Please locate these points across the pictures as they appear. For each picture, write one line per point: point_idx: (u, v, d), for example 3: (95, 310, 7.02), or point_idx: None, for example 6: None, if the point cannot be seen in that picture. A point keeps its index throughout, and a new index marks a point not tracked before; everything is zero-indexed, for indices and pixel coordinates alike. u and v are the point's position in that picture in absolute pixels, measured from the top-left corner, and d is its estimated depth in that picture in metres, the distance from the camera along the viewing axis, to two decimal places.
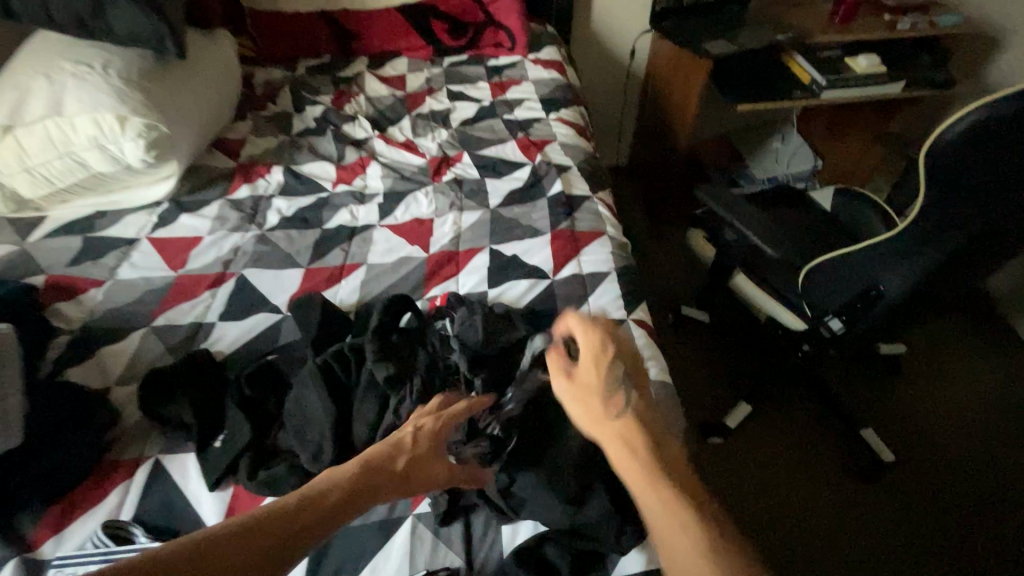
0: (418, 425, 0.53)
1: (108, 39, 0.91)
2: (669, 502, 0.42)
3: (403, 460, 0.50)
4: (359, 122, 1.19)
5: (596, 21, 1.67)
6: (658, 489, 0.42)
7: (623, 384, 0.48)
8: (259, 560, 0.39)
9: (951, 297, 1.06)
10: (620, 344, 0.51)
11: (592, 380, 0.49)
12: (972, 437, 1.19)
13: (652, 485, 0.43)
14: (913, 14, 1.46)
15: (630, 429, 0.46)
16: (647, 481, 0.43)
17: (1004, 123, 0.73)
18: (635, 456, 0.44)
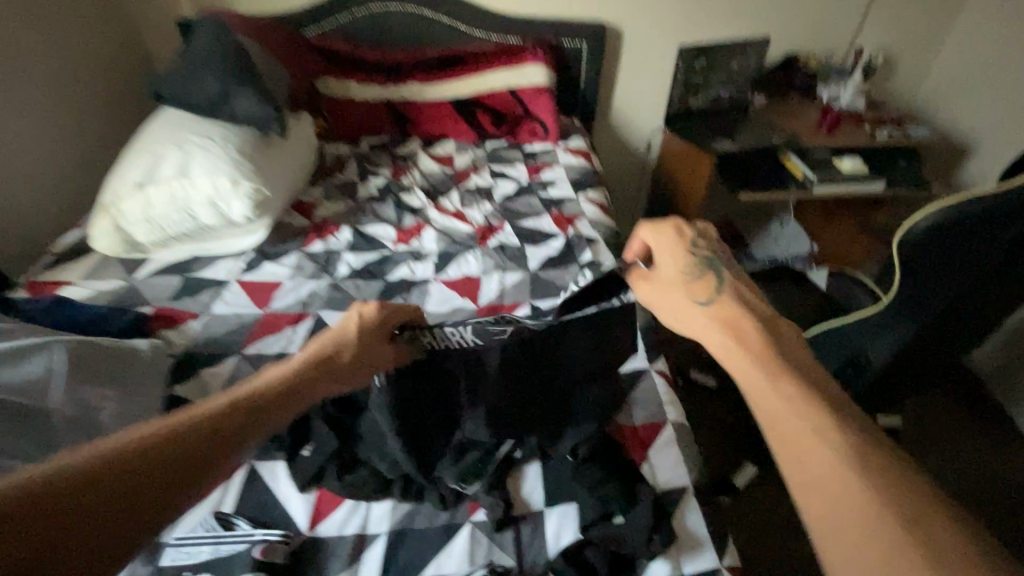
0: (361, 319, 0.62)
1: (228, 119, 1.13)
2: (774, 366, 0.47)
3: (344, 356, 0.59)
4: (415, 193, 1.39)
5: (615, 118, 1.95)
6: (765, 371, 0.47)
7: (703, 270, 0.60)
8: (245, 432, 0.48)
9: (935, 370, 1.19)
10: (694, 234, 0.64)
11: (672, 273, 0.61)
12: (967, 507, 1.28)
13: (761, 366, 0.47)
14: (890, 125, 1.70)
15: (727, 320, 0.53)
16: (752, 363, 0.48)
17: (959, 223, 0.88)
18: (736, 329, 0.52)
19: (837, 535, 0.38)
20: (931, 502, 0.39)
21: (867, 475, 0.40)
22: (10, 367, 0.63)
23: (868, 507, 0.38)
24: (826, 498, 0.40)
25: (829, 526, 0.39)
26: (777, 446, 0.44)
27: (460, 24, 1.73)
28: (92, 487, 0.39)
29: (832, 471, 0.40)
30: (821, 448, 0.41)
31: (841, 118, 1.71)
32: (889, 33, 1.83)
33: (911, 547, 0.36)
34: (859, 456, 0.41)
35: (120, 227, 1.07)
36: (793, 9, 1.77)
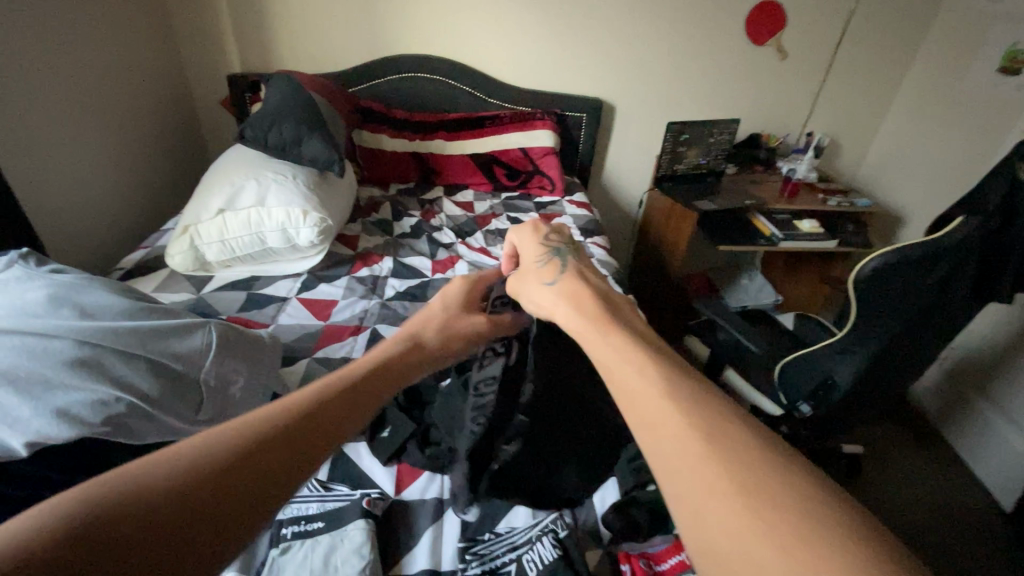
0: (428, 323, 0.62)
1: (296, 161, 1.31)
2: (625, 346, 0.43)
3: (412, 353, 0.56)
4: (444, 232, 1.57)
5: (609, 179, 2.25)
6: (627, 345, 0.43)
7: (554, 264, 0.67)
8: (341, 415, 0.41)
9: (888, 397, 1.42)
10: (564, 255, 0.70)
11: (546, 278, 0.63)
12: (917, 519, 1.49)
13: (614, 339, 0.45)
14: (839, 195, 2.02)
15: (584, 308, 0.52)
16: (613, 340, 0.45)
17: (900, 262, 1.09)
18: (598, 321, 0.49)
19: (681, 496, 0.32)
20: (784, 461, 0.33)
21: (717, 436, 0.33)
22: (175, 338, 0.71)
23: (712, 462, 0.32)
24: (673, 458, 0.33)
25: (679, 487, 0.32)
26: (626, 409, 0.38)
27: (479, 94, 2.00)
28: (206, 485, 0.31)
29: (679, 431, 0.34)
30: (672, 409, 0.36)
31: (799, 188, 2.02)
32: (832, 122, 2.22)
33: (747, 495, 0.30)
34: (708, 418, 0.35)
35: (195, 246, 1.19)
36: (754, 98, 2.13)
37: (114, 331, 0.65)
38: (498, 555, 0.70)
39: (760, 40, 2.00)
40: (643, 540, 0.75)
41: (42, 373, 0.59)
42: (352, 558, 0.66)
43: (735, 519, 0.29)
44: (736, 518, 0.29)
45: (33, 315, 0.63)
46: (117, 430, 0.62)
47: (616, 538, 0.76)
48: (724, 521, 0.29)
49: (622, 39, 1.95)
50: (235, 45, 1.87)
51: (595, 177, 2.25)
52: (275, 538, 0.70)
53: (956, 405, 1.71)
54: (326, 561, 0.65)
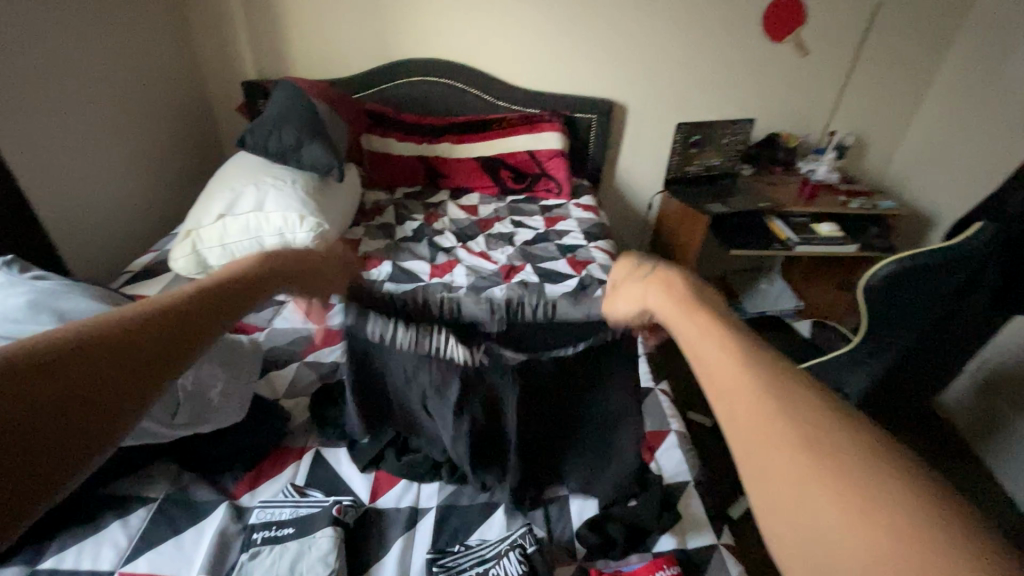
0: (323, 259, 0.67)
1: (297, 166, 1.33)
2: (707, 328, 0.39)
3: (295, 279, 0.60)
4: (446, 235, 1.58)
5: (620, 181, 2.21)
6: (710, 324, 0.39)
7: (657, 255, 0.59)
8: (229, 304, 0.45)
9: (908, 410, 1.34)
10: None
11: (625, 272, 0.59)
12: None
13: (699, 320, 0.41)
14: (861, 197, 1.93)
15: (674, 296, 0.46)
16: (694, 317, 0.41)
17: (913, 272, 1.02)
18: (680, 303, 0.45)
19: (766, 485, 0.30)
20: (881, 453, 0.30)
21: (811, 424, 0.31)
22: None
23: (803, 452, 0.30)
24: (758, 438, 0.31)
25: (762, 479, 0.31)
26: (708, 388, 0.36)
27: (487, 96, 1.99)
28: (65, 362, 0.32)
29: (763, 421, 0.32)
30: (754, 393, 0.33)
31: (819, 189, 1.94)
32: (856, 120, 2.12)
33: (841, 484, 0.28)
34: (800, 409, 0.32)
35: (197, 250, 1.22)
36: (773, 96, 2.06)
37: None
38: (465, 568, 0.69)
39: (779, 36, 1.93)
40: (618, 558, 0.73)
41: None
42: (318, 566, 0.66)
43: (820, 513, 0.28)
44: (828, 508, 0.28)
45: (14, 320, 0.65)
46: None
47: (591, 554, 0.74)
48: (807, 511, 0.28)
49: (633, 38, 1.91)
50: (250, 52, 1.92)
51: (607, 179, 2.22)
52: (246, 542, 0.70)
53: (989, 419, 1.61)
54: (292, 567, 0.66)
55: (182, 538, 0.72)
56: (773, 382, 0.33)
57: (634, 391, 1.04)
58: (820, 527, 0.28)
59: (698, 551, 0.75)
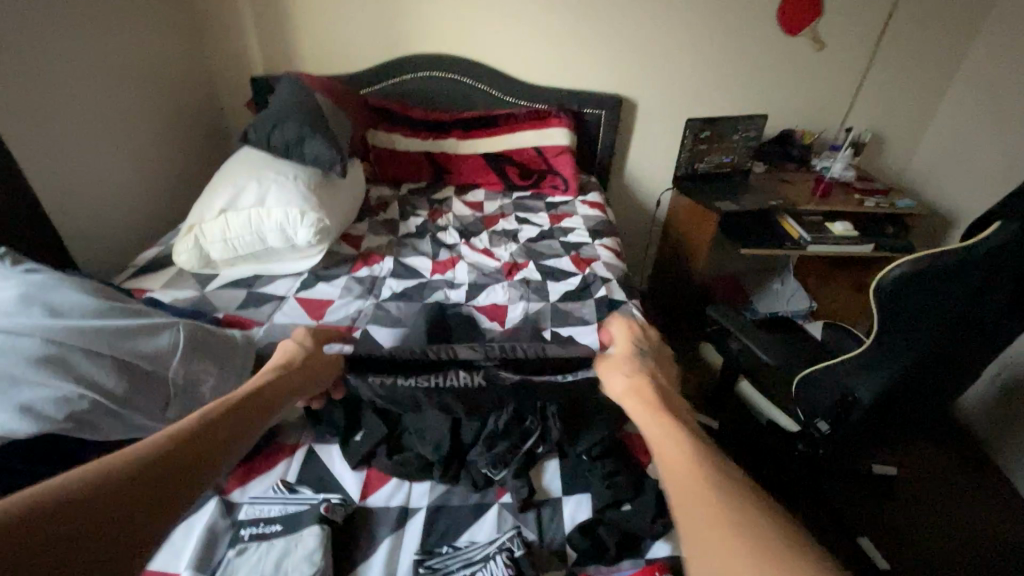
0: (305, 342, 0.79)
1: (299, 161, 1.34)
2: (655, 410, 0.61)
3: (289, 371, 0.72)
4: (449, 232, 1.56)
5: (629, 178, 2.18)
6: (665, 423, 0.58)
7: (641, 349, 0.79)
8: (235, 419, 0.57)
9: (922, 416, 1.29)
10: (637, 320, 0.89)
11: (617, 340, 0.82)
12: (951, 553, 1.37)
13: (653, 411, 0.61)
14: (878, 195, 1.88)
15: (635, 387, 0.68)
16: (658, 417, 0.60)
17: (927, 273, 0.99)
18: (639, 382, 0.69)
19: (695, 524, 0.44)
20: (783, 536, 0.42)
21: (740, 509, 0.44)
22: (143, 338, 0.72)
23: (733, 529, 0.42)
24: (682, 495, 0.47)
25: (702, 551, 0.42)
26: (666, 470, 0.51)
27: (494, 91, 1.97)
28: (114, 490, 0.42)
29: (709, 509, 0.45)
30: (695, 485, 0.47)
31: (833, 188, 1.89)
32: (875, 116, 2.06)
33: (739, 535, 0.42)
34: (735, 503, 0.45)
35: (199, 245, 1.23)
36: (788, 90, 2.00)
37: (80, 330, 0.67)
38: (452, 571, 0.68)
39: (794, 29, 1.88)
40: (609, 564, 0.72)
41: (7, 369, 0.60)
42: (303, 564, 0.66)
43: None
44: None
45: (5, 313, 0.66)
46: (83, 426, 0.63)
47: (581, 559, 0.72)
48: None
49: (644, 31, 1.87)
50: (258, 48, 1.92)
51: (615, 175, 2.18)
52: (234, 539, 0.70)
53: (1008, 427, 1.55)
54: (277, 566, 0.65)
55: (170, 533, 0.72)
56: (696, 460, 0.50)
57: None
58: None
59: None
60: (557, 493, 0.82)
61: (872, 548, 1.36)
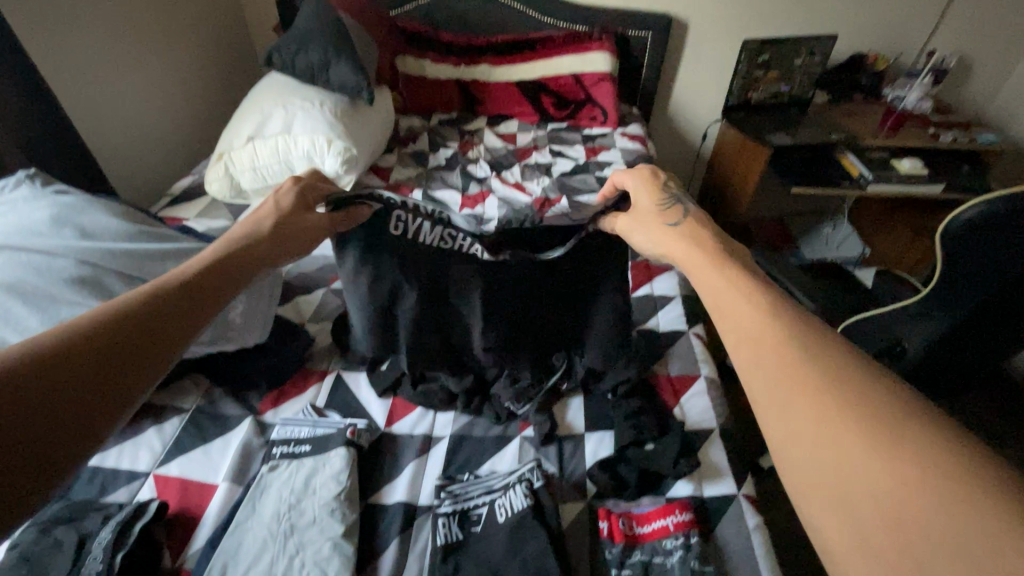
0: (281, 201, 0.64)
1: (325, 87, 1.29)
2: (711, 275, 0.46)
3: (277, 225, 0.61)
4: (479, 164, 1.51)
5: (674, 110, 2.03)
6: (734, 287, 0.43)
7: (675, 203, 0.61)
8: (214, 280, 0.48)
9: (977, 371, 1.21)
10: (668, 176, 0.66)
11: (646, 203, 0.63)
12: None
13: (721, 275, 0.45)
14: (956, 129, 1.68)
15: (692, 252, 0.51)
16: (721, 277, 0.45)
17: (1009, 214, 0.87)
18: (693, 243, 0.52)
19: (789, 426, 0.34)
20: (911, 409, 0.31)
21: (847, 393, 0.33)
22: (174, 262, 0.72)
23: (854, 426, 0.31)
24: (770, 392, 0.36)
25: (793, 436, 0.34)
26: (730, 340, 0.41)
27: (531, 11, 1.83)
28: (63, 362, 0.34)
29: (803, 398, 0.34)
30: (778, 367, 0.36)
31: (905, 120, 1.70)
32: (964, 37, 1.80)
33: (858, 430, 0.31)
34: (842, 379, 0.34)
35: (230, 174, 1.23)
36: (864, 7, 1.77)
37: (112, 253, 0.68)
38: (472, 497, 0.70)
39: None
40: (629, 499, 0.72)
41: (47, 289, 0.62)
42: (330, 483, 0.68)
43: (849, 476, 0.30)
44: (863, 476, 0.30)
45: (39, 235, 0.67)
46: None
47: (601, 493, 0.73)
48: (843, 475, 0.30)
49: None
50: None
51: (659, 107, 2.04)
52: (267, 456, 0.74)
53: None
54: (306, 483, 0.68)
55: (209, 447, 0.77)
56: (798, 338, 0.37)
57: (663, 333, 0.99)
58: (859, 482, 0.30)
59: (713, 498, 0.72)
60: (580, 432, 0.81)
61: None
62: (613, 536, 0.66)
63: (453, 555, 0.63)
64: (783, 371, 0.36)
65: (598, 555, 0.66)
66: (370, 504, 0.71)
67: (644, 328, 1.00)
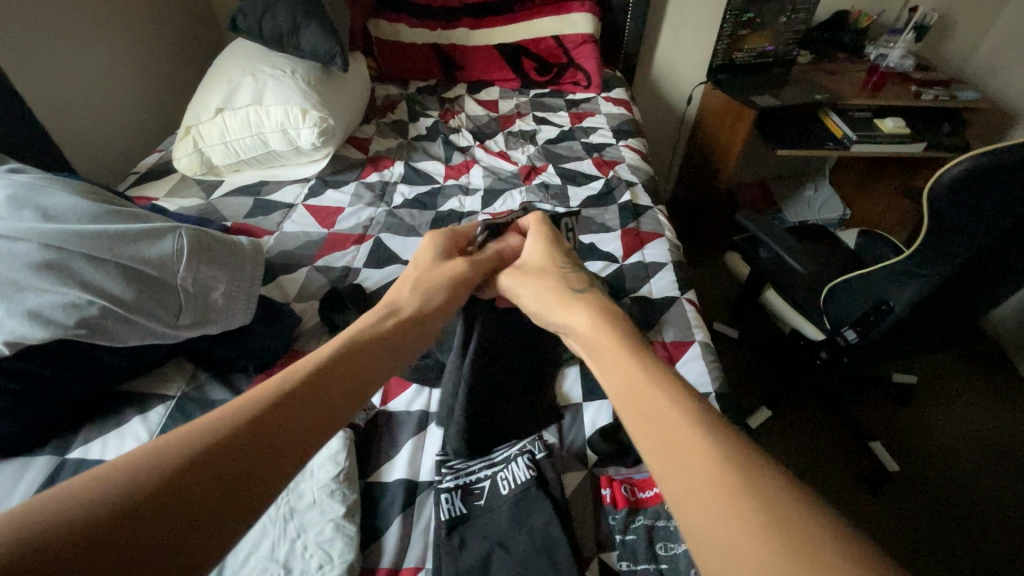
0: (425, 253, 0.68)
1: (295, 53, 1.21)
2: (612, 345, 0.45)
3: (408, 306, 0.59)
4: (462, 133, 1.46)
5: (657, 73, 1.98)
6: (645, 378, 0.40)
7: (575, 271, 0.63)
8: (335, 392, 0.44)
9: (956, 326, 1.24)
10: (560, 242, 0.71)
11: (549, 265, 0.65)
12: (962, 458, 1.38)
13: (618, 355, 0.43)
14: (937, 87, 1.68)
15: (599, 335, 0.47)
16: (621, 362, 0.43)
17: (996, 170, 0.87)
18: (588, 308, 0.52)
19: (693, 512, 0.31)
20: (809, 505, 0.30)
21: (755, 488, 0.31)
22: (145, 242, 0.68)
23: (751, 516, 0.29)
24: (680, 484, 0.33)
25: (699, 521, 0.30)
26: (628, 419, 0.39)
27: None
28: (161, 499, 0.31)
29: (713, 487, 0.31)
30: (690, 449, 0.34)
31: (887, 79, 1.69)
32: None
33: (762, 522, 0.29)
34: (741, 469, 0.32)
35: (200, 149, 1.16)
36: None
37: (77, 235, 0.63)
38: (474, 471, 0.69)
39: None
40: (628, 466, 0.72)
41: (9, 276, 0.59)
42: (327, 465, 0.67)
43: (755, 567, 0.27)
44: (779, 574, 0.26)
45: None
46: (94, 331, 0.63)
47: (602, 462, 0.73)
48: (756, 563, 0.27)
49: None
50: None
51: (642, 70, 1.99)
52: None
53: None
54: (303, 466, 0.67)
55: None
56: (696, 421, 0.35)
57: (657, 300, 0.98)
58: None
59: None
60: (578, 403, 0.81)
61: (884, 449, 1.33)
62: (616, 502, 0.67)
63: (457, 529, 0.63)
64: (690, 450, 0.33)
65: (602, 522, 0.66)
66: (370, 483, 0.70)
67: (637, 296, 0.99)
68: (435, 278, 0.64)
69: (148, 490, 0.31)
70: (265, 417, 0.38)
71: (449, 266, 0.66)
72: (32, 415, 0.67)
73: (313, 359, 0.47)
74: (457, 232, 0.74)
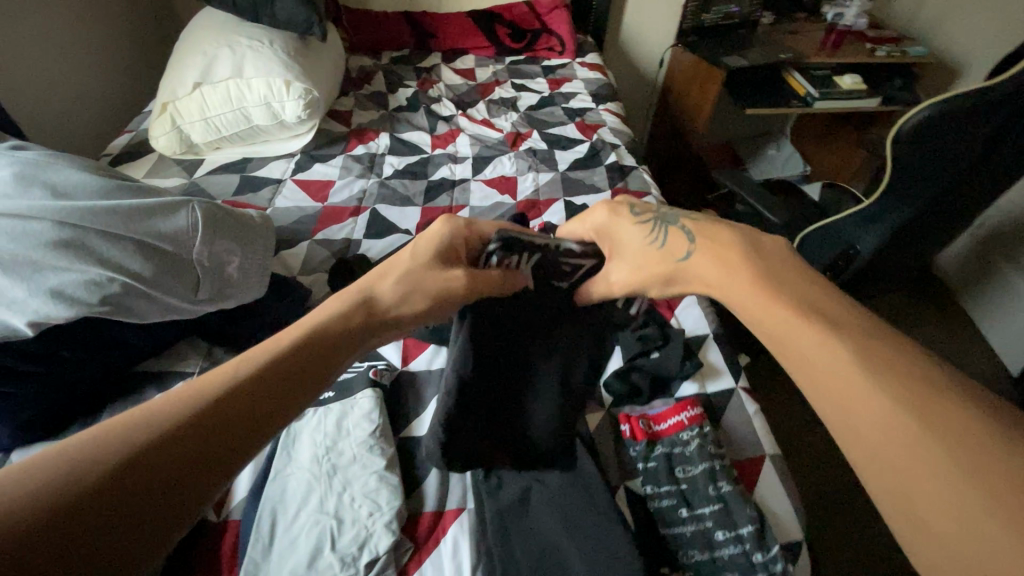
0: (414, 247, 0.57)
1: (270, 22, 1.17)
2: (720, 257, 0.45)
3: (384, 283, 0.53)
4: (443, 103, 1.45)
5: (627, 37, 2.00)
6: (801, 319, 0.37)
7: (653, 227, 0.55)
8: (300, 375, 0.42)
9: (914, 266, 1.35)
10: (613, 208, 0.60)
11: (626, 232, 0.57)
12: None
13: (731, 266, 0.44)
14: (890, 44, 1.77)
15: (710, 252, 0.47)
16: (732, 271, 0.43)
17: (953, 117, 0.94)
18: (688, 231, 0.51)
19: (832, 400, 0.34)
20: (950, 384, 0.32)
21: (940, 427, 0.30)
22: (160, 217, 0.68)
23: (892, 406, 0.31)
24: (814, 376, 0.35)
25: (838, 407, 0.33)
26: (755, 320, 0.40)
27: None
28: (110, 490, 0.29)
29: (884, 430, 0.31)
30: (826, 345, 0.35)
31: (844, 37, 1.77)
32: None
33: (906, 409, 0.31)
34: (878, 363, 0.33)
35: (178, 126, 1.13)
36: None
37: (91, 211, 0.62)
38: None
39: None
40: (643, 403, 0.78)
41: (26, 255, 0.58)
42: (363, 423, 0.70)
43: (900, 445, 0.30)
44: (936, 460, 0.29)
45: (3, 195, 0.60)
46: (117, 309, 0.63)
47: (617, 402, 0.79)
48: (948, 513, 0.28)
49: None
50: None
51: (612, 35, 2.00)
52: None
53: (983, 273, 1.65)
54: (338, 425, 0.69)
55: None
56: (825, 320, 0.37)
57: None
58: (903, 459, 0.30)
59: (717, 393, 0.80)
60: None
61: None
62: (635, 435, 0.73)
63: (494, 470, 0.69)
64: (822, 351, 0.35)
65: (624, 454, 0.72)
66: (403, 438, 0.73)
67: None
68: (429, 284, 0.54)
69: (67, 504, 0.28)
70: (225, 402, 0.36)
71: (439, 275, 0.55)
72: (55, 399, 0.67)
73: (252, 355, 0.41)
74: (479, 227, 0.62)
